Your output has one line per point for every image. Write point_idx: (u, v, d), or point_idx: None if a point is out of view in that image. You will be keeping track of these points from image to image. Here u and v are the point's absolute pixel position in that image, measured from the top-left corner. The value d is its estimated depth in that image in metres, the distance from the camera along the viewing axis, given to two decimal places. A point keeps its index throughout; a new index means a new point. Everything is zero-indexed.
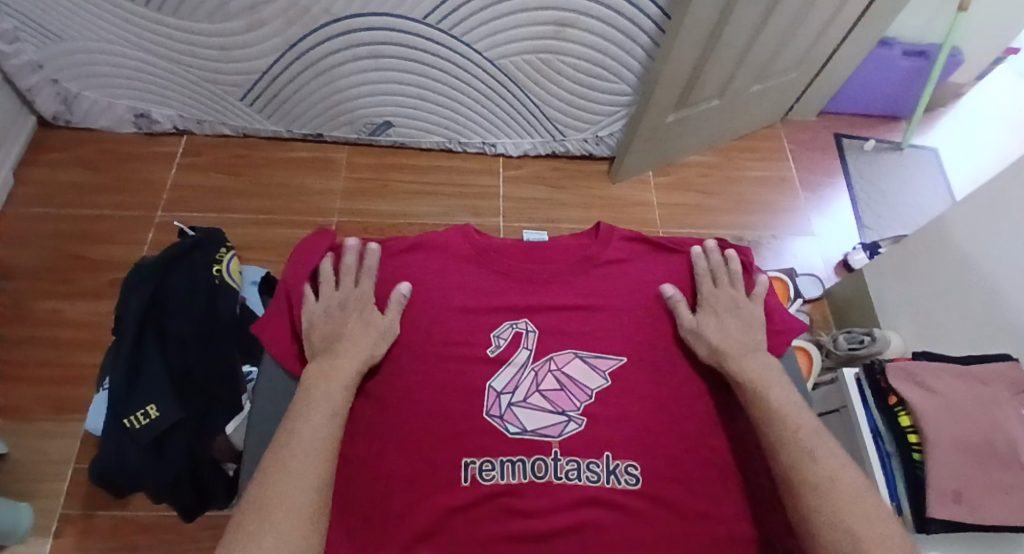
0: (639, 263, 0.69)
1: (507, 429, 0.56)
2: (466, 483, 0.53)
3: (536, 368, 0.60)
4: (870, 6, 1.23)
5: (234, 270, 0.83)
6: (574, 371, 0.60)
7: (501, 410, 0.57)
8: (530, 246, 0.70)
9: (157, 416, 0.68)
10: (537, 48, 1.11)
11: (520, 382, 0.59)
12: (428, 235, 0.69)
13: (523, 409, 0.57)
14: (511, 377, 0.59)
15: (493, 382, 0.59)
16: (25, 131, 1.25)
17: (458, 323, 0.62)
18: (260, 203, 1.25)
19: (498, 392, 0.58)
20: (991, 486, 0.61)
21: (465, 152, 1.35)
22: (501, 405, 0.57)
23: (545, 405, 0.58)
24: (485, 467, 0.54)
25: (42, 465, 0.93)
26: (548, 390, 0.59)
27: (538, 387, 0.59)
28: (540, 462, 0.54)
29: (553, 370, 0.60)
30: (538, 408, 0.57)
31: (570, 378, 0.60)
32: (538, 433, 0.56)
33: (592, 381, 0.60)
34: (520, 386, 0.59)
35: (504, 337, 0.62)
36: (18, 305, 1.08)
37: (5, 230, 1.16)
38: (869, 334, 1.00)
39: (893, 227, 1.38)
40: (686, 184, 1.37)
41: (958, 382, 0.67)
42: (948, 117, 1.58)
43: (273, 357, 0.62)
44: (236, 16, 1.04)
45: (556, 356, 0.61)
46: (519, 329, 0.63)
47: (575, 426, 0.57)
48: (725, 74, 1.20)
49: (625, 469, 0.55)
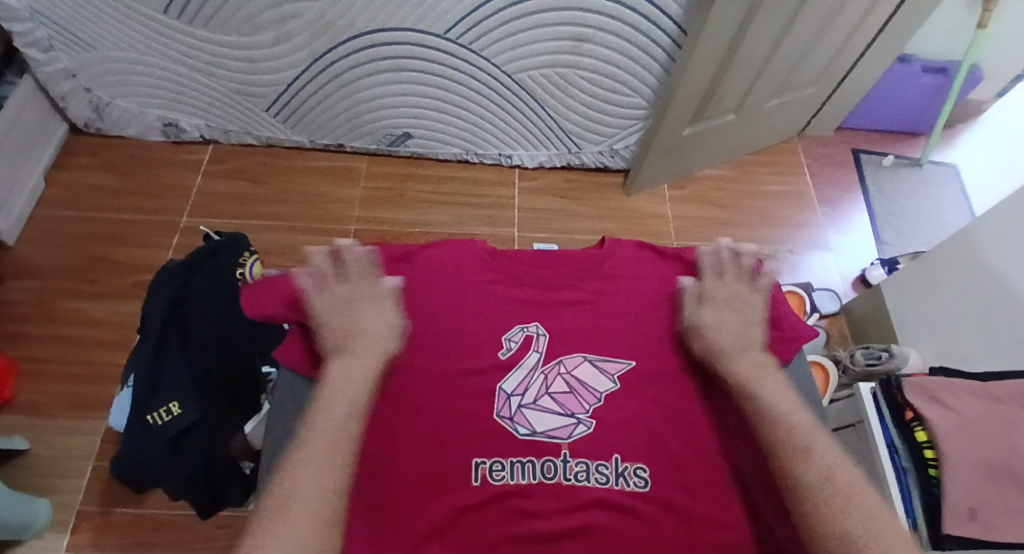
0: (649, 271, 0.69)
1: (517, 430, 0.56)
2: (476, 482, 0.53)
3: (545, 371, 0.60)
4: (888, 23, 1.24)
5: (257, 273, 0.82)
6: (584, 374, 0.60)
7: (511, 412, 0.57)
8: (541, 253, 0.71)
9: (179, 413, 0.70)
10: (554, 62, 1.13)
11: (530, 384, 0.59)
12: (442, 240, 0.70)
13: (532, 410, 0.57)
14: (520, 380, 0.59)
15: (503, 384, 0.59)
16: (58, 137, 1.30)
17: (471, 327, 0.62)
18: (281, 209, 1.28)
19: (508, 393, 0.58)
20: (1011, 508, 0.59)
21: (482, 163, 1.37)
22: (511, 407, 0.58)
23: (555, 407, 0.58)
24: (496, 468, 0.54)
25: (62, 460, 0.96)
26: (558, 393, 0.59)
27: (548, 389, 0.59)
28: (550, 463, 0.54)
29: (562, 373, 0.60)
30: (547, 410, 0.57)
31: (580, 381, 0.59)
32: (547, 435, 0.56)
33: (601, 384, 0.60)
34: (530, 388, 0.59)
35: (514, 340, 0.62)
36: (45, 304, 1.12)
37: (35, 231, 1.21)
38: (888, 350, 0.98)
39: (912, 243, 1.36)
40: (701, 198, 1.38)
41: (975, 400, 0.66)
42: (969, 134, 1.57)
43: (285, 366, 0.65)
44: (264, 29, 1.08)
45: (566, 359, 0.61)
46: (530, 332, 0.63)
47: (584, 428, 0.57)
48: (741, 89, 1.21)
49: (634, 472, 0.55)
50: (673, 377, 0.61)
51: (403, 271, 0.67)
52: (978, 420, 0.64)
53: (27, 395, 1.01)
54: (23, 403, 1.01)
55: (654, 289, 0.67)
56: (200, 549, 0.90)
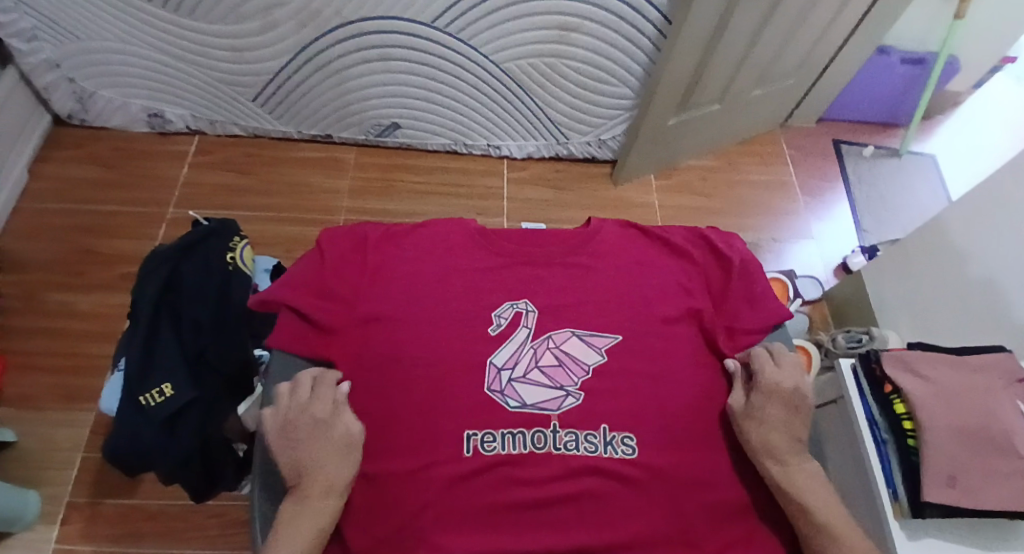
0: (631, 249, 0.71)
1: (507, 403, 0.57)
2: (467, 454, 0.54)
3: (535, 345, 0.61)
4: (868, 12, 1.26)
5: (248, 258, 0.85)
6: (573, 349, 0.61)
7: (502, 385, 0.58)
8: (528, 233, 0.72)
9: (171, 396, 0.71)
10: (542, 52, 1.14)
11: (519, 358, 0.60)
12: (430, 224, 0.72)
13: (523, 384, 0.58)
14: (510, 354, 0.60)
15: (493, 357, 0.60)
16: (41, 128, 1.28)
17: (461, 303, 0.63)
18: (269, 200, 1.27)
19: (499, 367, 0.59)
20: (986, 473, 0.61)
21: (470, 154, 1.37)
22: (502, 380, 0.58)
23: (545, 380, 0.59)
24: (487, 439, 0.55)
25: (50, 453, 0.95)
26: (547, 366, 0.60)
27: (538, 363, 0.60)
28: (540, 434, 0.56)
29: (551, 348, 0.61)
30: (537, 383, 0.59)
31: (568, 354, 0.61)
32: (537, 407, 0.57)
33: (590, 358, 0.61)
34: (520, 361, 0.60)
35: (504, 317, 0.63)
36: (29, 297, 1.10)
37: (19, 223, 1.19)
38: (868, 334, 1.02)
39: (892, 230, 1.39)
40: (688, 188, 1.40)
41: (951, 371, 0.68)
42: (946, 125, 1.61)
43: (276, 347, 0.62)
44: (251, 18, 1.08)
45: (555, 334, 0.62)
46: (520, 309, 0.64)
47: (573, 400, 0.58)
48: (724, 79, 1.23)
49: (622, 440, 0.56)
50: (655, 348, 0.63)
51: (392, 252, 0.68)
52: (955, 391, 0.66)
53: (13, 388, 1.00)
54: (9, 396, 0.99)
55: (635, 264, 0.69)
56: (192, 538, 0.90)
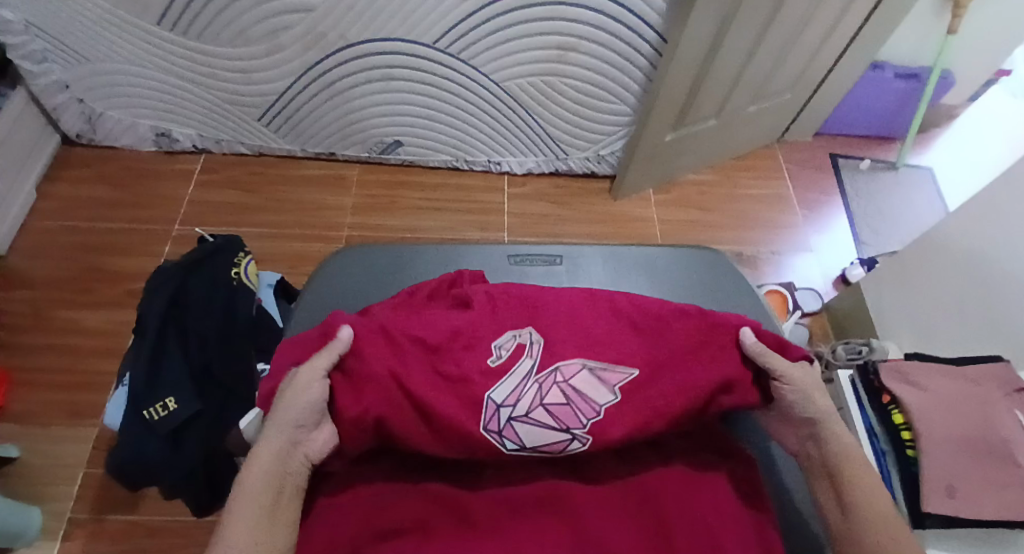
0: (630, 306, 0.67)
1: (506, 446, 0.52)
2: None
3: (539, 380, 0.55)
4: (861, 29, 1.29)
5: (252, 273, 0.85)
6: (582, 385, 0.55)
7: (500, 425, 0.52)
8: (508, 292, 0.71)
9: (176, 408, 0.74)
10: (542, 71, 1.16)
11: (522, 394, 0.54)
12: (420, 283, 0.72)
13: (524, 424, 0.52)
14: (512, 389, 0.54)
15: (493, 394, 0.53)
16: (50, 148, 1.31)
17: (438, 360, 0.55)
18: (274, 216, 1.29)
19: (498, 403, 0.53)
20: (987, 482, 0.61)
21: (471, 170, 1.39)
22: (501, 419, 0.52)
23: (551, 421, 0.53)
24: None
25: (53, 469, 0.95)
26: (552, 404, 0.54)
27: (542, 400, 0.54)
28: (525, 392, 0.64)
29: (559, 383, 0.55)
30: (541, 425, 0.53)
31: (577, 391, 0.54)
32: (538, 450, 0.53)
33: (602, 396, 0.54)
34: (522, 399, 0.53)
35: (505, 348, 0.57)
36: (36, 313, 1.12)
37: (27, 240, 1.21)
38: (867, 345, 1.02)
39: (891, 243, 1.40)
40: (686, 202, 1.41)
41: (947, 381, 0.69)
42: (942, 138, 1.63)
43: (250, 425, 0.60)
44: (257, 41, 1.11)
45: (564, 366, 0.56)
46: (522, 340, 0.58)
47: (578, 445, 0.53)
48: (721, 95, 1.26)
49: None
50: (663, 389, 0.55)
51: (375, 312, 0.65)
52: (952, 400, 0.66)
53: (18, 404, 1.01)
54: (15, 412, 1.00)
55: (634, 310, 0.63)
56: None
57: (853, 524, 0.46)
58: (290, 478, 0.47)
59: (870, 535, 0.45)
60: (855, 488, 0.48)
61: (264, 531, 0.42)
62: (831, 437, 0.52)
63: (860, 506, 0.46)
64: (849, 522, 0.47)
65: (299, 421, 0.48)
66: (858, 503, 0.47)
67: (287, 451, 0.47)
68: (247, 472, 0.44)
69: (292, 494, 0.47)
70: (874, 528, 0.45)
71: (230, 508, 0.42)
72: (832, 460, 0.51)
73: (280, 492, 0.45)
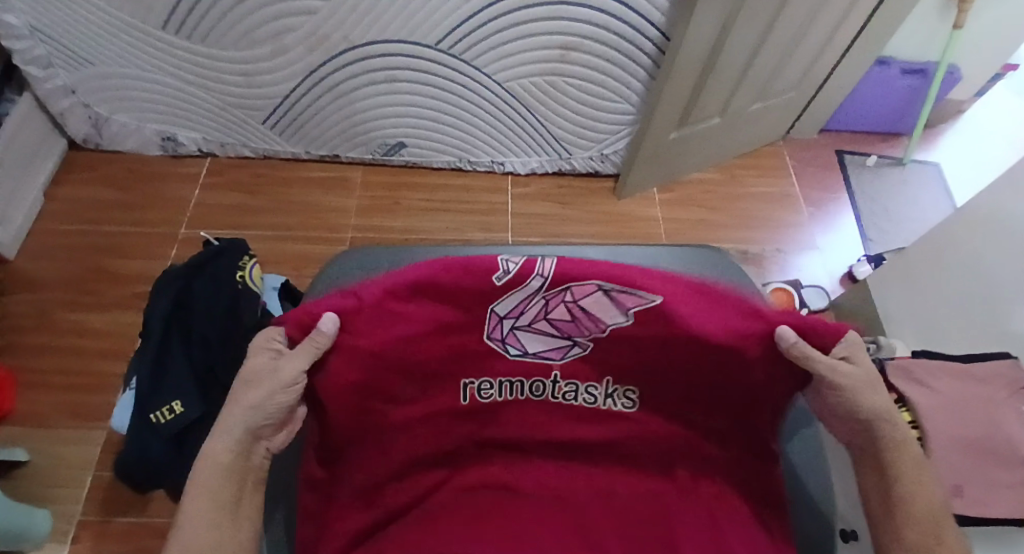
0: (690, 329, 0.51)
1: (507, 351, 0.52)
2: (466, 401, 0.56)
3: (546, 297, 0.48)
4: (866, 25, 1.28)
5: (257, 276, 0.85)
6: (593, 303, 0.49)
7: (502, 334, 0.51)
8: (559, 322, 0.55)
9: (181, 411, 0.76)
10: (544, 71, 1.16)
11: (525, 308, 0.49)
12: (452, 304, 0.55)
13: (525, 333, 0.51)
14: (514, 303, 0.49)
15: (495, 305, 0.49)
16: (57, 152, 1.32)
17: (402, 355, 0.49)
18: (278, 219, 1.30)
19: (500, 316, 0.50)
20: (993, 483, 0.61)
21: (474, 171, 1.40)
22: (502, 330, 0.51)
23: (550, 331, 0.51)
24: (484, 388, 0.55)
25: (61, 470, 0.96)
26: (557, 318, 0.50)
27: (547, 314, 0.50)
28: (539, 383, 0.55)
29: (566, 300, 0.49)
30: (540, 334, 0.51)
31: (585, 311, 0.49)
32: (539, 355, 0.53)
33: (615, 316, 0.49)
34: (526, 312, 0.50)
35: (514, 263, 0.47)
36: (44, 316, 1.13)
37: (34, 244, 1.22)
38: (876, 342, 0.99)
39: (897, 240, 1.39)
40: (690, 200, 1.40)
41: (954, 380, 0.68)
42: (949, 134, 1.61)
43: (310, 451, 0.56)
44: (261, 44, 1.11)
45: (574, 285, 0.48)
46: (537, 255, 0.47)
47: (579, 350, 0.53)
48: (724, 93, 1.25)
49: (623, 394, 0.56)
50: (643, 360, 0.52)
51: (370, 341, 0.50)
52: (957, 399, 0.66)
53: (27, 406, 1.02)
54: (24, 414, 1.01)
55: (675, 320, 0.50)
56: None
57: (895, 519, 0.43)
58: (252, 464, 0.43)
59: (912, 534, 0.41)
60: (903, 485, 0.43)
61: (227, 531, 0.39)
62: (892, 444, 0.45)
63: (902, 502, 0.43)
64: (894, 521, 0.43)
65: (263, 416, 0.44)
66: (903, 499, 0.43)
67: (248, 447, 0.43)
68: (204, 467, 0.40)
69: (256, 487, 0.43)
70: (918, 530, 0.41)
71: (187, 501, 0.39)
72: (882, 452, 0.45)
73: (244, 485, 0.42)
